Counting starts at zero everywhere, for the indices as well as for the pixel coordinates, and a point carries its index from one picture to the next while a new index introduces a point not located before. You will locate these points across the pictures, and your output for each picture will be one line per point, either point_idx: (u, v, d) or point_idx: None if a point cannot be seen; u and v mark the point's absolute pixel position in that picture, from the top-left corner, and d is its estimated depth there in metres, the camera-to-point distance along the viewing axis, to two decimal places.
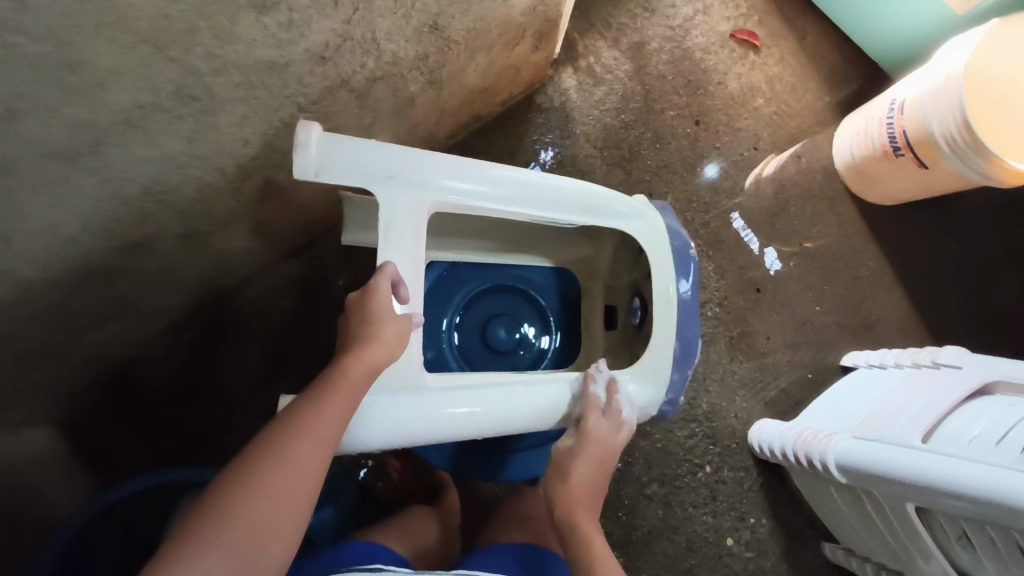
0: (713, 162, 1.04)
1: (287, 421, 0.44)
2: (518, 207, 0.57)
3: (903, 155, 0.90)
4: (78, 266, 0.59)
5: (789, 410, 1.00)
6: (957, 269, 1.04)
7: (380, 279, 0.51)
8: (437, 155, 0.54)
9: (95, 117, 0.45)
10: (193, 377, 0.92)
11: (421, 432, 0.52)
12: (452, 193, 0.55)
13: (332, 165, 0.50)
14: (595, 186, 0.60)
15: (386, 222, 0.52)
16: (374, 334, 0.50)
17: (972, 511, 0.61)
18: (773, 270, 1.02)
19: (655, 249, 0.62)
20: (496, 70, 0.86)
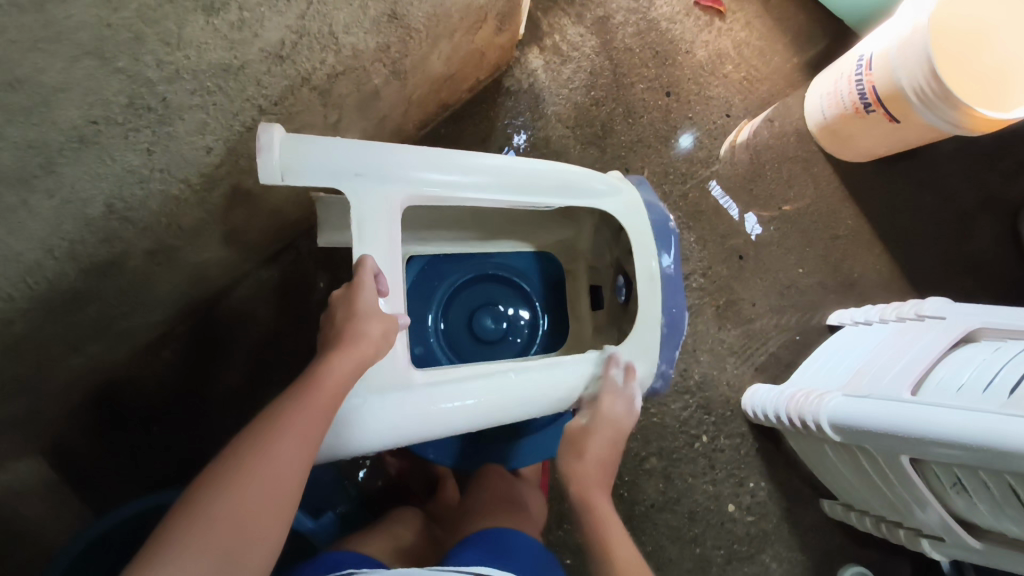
0: (687, 133, 1.03)
1: (272, 422, 0.44)
2: (494, 194, 0.56)
3: (875, 111, 0.90)
4: (47, 292, 0.58)
5: (779, 374, 1.00)
6: (934, 220, 1.05)
7: (363, 276, 0.50)
8: (406, 147, 0.53)
9: (45, 136, 0.43)
10: (179, 392, 0.92)
11: (414, 429, 0.51)
12: (424, 185, 0.54)
13: (297, 166, 0.49)
14: (570, 166, 0.59)
15: (359, 220, 0.51)
16: (358, 331, 0.49)
17: (962, 458, 0.61)
18: (753, 235, 1.02)
19: (635, 225, 0.61)
20: (460, 56, 0.84)
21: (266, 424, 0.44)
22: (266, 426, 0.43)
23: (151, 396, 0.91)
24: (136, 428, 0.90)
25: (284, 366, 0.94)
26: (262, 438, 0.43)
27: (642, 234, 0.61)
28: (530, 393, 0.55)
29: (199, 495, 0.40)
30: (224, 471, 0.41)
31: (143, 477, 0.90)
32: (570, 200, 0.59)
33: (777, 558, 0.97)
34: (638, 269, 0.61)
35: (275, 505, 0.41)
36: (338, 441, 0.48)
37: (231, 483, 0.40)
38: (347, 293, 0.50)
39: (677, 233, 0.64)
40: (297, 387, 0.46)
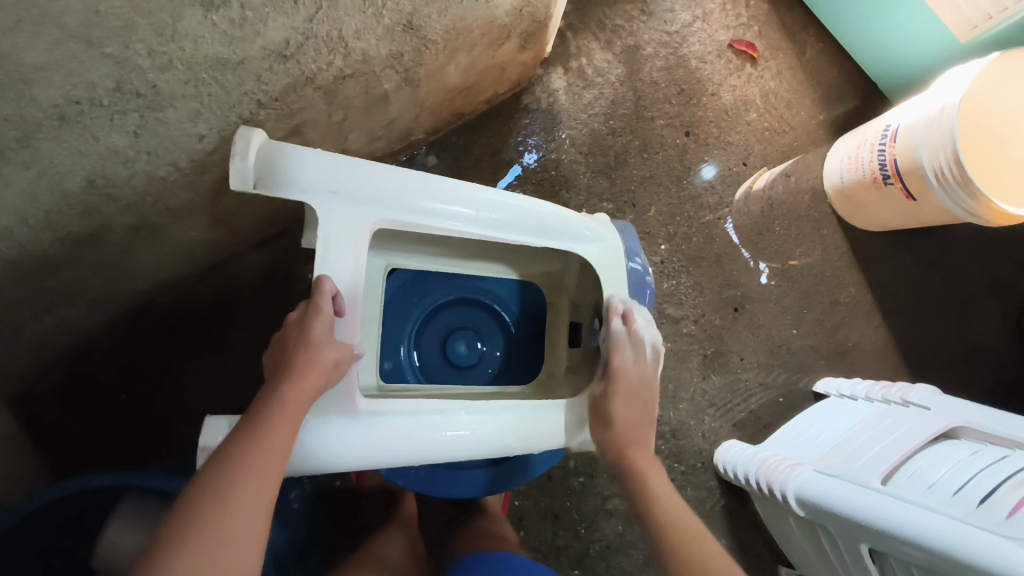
0: (710, 163, 1.02)
1: (225, 466, 0.41)
2: (474, 228, 0.56)
3: (892, 184, 0.87)
4: (17, 257, 0.57)
5: (757, 433, 0.98)
6: (938, 300, 1.03)
7: (319, 299, 0.49)
8: (389, 169, 0.52)
9: (23, 111, 0.42)
10: (150, 363, 0.91)
11: (352, 459, 0.50)
12: (402, 211, 0.53)
13: (272, 175, 0.48)
14: (557, 209, 0.59)
15: (326, 239, 0.50)
16: (311, 359, 0.48)
17: (919, 559, 0.59)
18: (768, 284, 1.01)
19: (609, 276, 0.62)
20: (480, 69, 0.83)
21: (219, 470, 0.41)
22: (221, 471, 0.41)
23: (122, 363, 0.90)
24: (105, 392, 0.89)
25: (259, 352, 0.93)
26: (218, 486, 0.41)
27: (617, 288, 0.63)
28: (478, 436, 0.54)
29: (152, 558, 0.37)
30: (179, 527, 0.38)
31: (104, 443, 0.89)
32: (550, 243, 0.60)
33: None
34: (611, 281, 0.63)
35: (239, 556, 0.39)
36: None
37: (189, 540, 0.38)
38: (303, 316, 0.49)
39: (651, 288, 0.66)
40: (247, 424, 0.44)
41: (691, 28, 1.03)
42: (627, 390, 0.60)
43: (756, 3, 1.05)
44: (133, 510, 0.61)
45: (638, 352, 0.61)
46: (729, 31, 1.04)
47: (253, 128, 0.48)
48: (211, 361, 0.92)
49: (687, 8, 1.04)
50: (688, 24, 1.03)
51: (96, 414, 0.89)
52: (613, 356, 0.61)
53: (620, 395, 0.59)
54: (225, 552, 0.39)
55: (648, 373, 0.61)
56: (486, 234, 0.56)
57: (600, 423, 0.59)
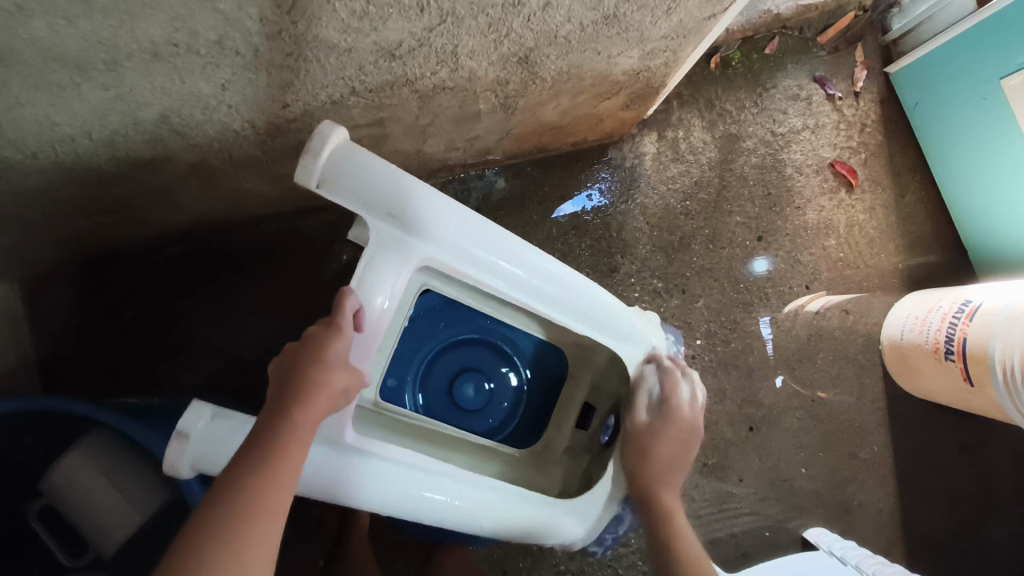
0: (765, 258, 0.98)
1: (231, 512, 0.39)
2: (520, 293, 0.53)
3: (953, 362, 0.83)
4: (70, 162, 0.56)
5: (731, 558, 0.94)
6: (959, 489, 0.97)
7: (340, 318, 0.47)
8: (456, 210, 0.50)
9: (118, 39, 0.41)
10: (168, 289, 0.89)
11: (321, 491, 0.48)
12: (454, 256, 0.50)
13: (337, 180, 0.46)
14: (610, 300, 0.57)
15: (369, 260, 0.48)
16: (323, 381, 0.45)
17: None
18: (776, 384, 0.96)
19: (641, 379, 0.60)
20: (578, 114, 0.80)
21: (225, 513, 0.39)
22: (228, 514, 0.39)
23: (141, 278, 0.89)
24: (113, 300, 0.88)
25: (272, 316, 0.90)
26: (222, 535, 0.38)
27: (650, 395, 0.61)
28: (453, 503, 0.52)
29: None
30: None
31: (93, 348, 0.87)
32: (590, 330, 0.57)
33: None
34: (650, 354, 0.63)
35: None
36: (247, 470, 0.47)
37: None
38: (323, 332, 0.46)
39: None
40: (249, 454, 0.42)
41: (798, 135, 1.00)
42: (674, 435, 0.59)
43: (871, 131, 1.01)
44: (101, 443, 0.61)
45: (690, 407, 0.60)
46: (835, 150, 1.00)
47: (336, 126, 0.46)
48: (221, 306, 0.90)
49: (801, 115, 1.00)
50: (796, 130, 1.00)
51: (96, 318, 0.88)
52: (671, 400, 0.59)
53: (663, 436, 0.58)
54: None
55: (697, 423, 0.60)
56: (530, 302, 0.54)
57: (639, 456, 0.58)
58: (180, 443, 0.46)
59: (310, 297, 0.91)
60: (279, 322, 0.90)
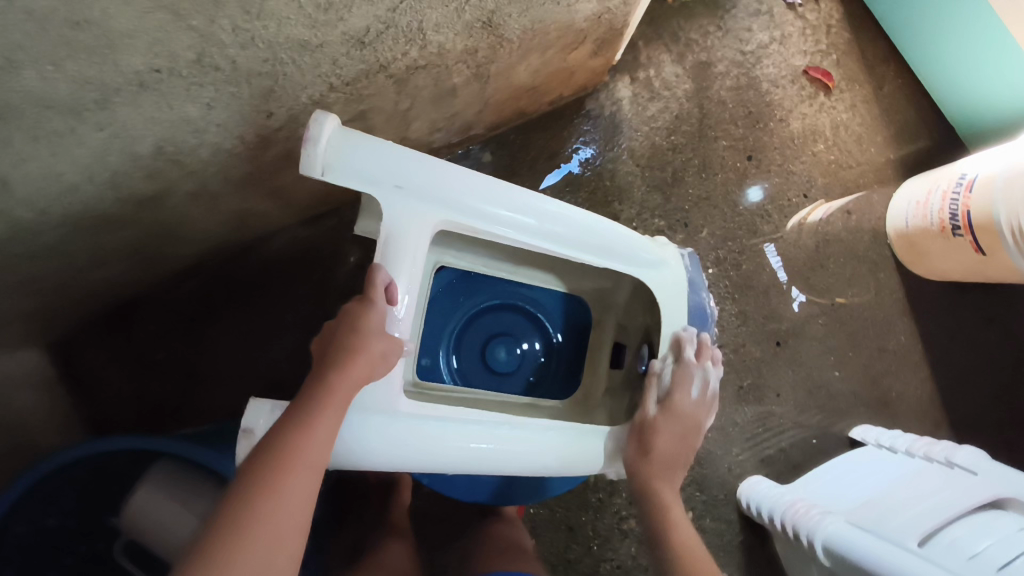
0: (759, 186, 0.98)
1: (264, 465, 0.41)
2: (536, 238, 0.55)
3: (962, 236, 0.84)
4: (77, 212, 0.57)
5: (785, 472, 0.96)
6: (991, 361, 0.98)
7: (373, 291, 0.49)
8: (457, 171, 0.52)
9: (104, 75, 0.42)
10: (191, 322, 0.91)
11: (368, 459, 0.50)
12: (465, 215, 0.52)
13: (340, 165, 0.48)
14: (625, 230, 0.59)
15: (388, 236, 0.50)
16: (363, 347, 0.47)
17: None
18: (796, 303, 0.97)
19: (674, 306, 0.61)
20: (549, 71, 0.81)
21: (259, 468, 0.41)
22: (270, 465, 0.41)
23: (162, 319, 0.91)
24: (140, 346, 0.90)
25: (296, 326, 0.92)
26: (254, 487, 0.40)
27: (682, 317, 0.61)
28: (500, 449, 0.54)
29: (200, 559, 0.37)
30: (233, 526, 0.38)
31: (131, 395, 0.90)
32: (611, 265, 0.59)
33: None
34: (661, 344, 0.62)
35: (293, 551, 0.40)
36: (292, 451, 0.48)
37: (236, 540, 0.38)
38: (359, 306, 0.49)
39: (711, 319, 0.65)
40: (289, 417, 0.44)
41: (768, 49, 1.00)
42: (677, 427, 0.59)
43: (837, 31, 1.02)
44: (167, 472, 0.63)
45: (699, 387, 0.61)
46: (806, 57, 1.01)
47: (327, 114, 0.48)
48: (245, 329, 0.92)
49: (765, 29, 1.01)
50: (764, 45, 1.00)
51: (128, 366, 0.90)
52: (674, 393, 0.60)
53: (666, 426, 0.59)
54: (279, 551, 0.39)
55: (699, 417, 0.61)
56: (546, 246, 0.56)
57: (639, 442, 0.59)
58: (247, 438, 0.49)
59: (329, 304, 0.93)
60: (304, 332, 0.92)
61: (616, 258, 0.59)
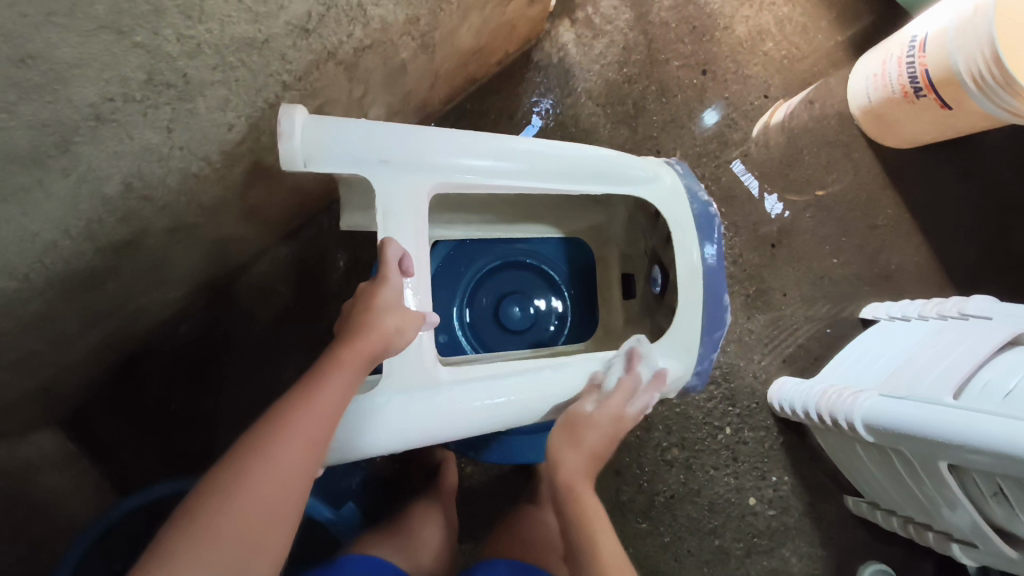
0: (712, 111, 0.99)
1: (275, 420, 0.46)
2: (519, 179, 0.59)
3: (925, 96, 0.85)
4: (63, 273, 0.56)
5: (808, 366, 0.97)
6: (978, 212, 1.00)
7: (387, 267, 0.54)
8: (433, 134, 0.57)
9: (59, 115, 0.41)
10: (198, 365, 0.90)
11: (413, 433, 0.54)
12: (449, 172, 0.57)
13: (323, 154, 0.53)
14: (601, 151, 0.61)
15: (385, 207, 0.55)
16: (373, 322, 0.52)
17: (991, 465, 0.60)
18: (773, 216, 0.98)
19: (674, 215, 0.62)
20: (491, 28, 0.81)
21: (270, 422, 0.46)
22: (272, 430, 0.45)
23: (168, 369, 0.90)
24: (153, 402, 0.89)
25: (305, 342, 0.92)
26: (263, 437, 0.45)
27: (684, 222, 0.62)
28: (533, 396, 0.58)
29: (200, 508, 0.41)
30: (229, 481, 0.42)
31: (156, 452, 0.89)
32: (600, 187, 0.62)
33: (797, 552, 0.95)
34: (681, 263, 0.62)
35: (282, 514, 0.43)
36: (345, 445, 0.51)
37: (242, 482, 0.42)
38: (372, 284, 0.54)
39: (721, 224, 0.64)
40: (304, 382, 0.49)
41: None
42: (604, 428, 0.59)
43: None
44: None
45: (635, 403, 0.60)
46: None
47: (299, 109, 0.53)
48: (252, 359, 0.91)
49: None
50: None
51: (146, 424, 0.89)
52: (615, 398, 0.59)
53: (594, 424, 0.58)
54: (266, 509, 0.42)
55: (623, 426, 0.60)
56: (532, 184, 0.60)
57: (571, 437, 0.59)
58: None
59: (330, 313, 0.92)
60: (314, 346, 0.92)
61: (599, 180, 0.61)
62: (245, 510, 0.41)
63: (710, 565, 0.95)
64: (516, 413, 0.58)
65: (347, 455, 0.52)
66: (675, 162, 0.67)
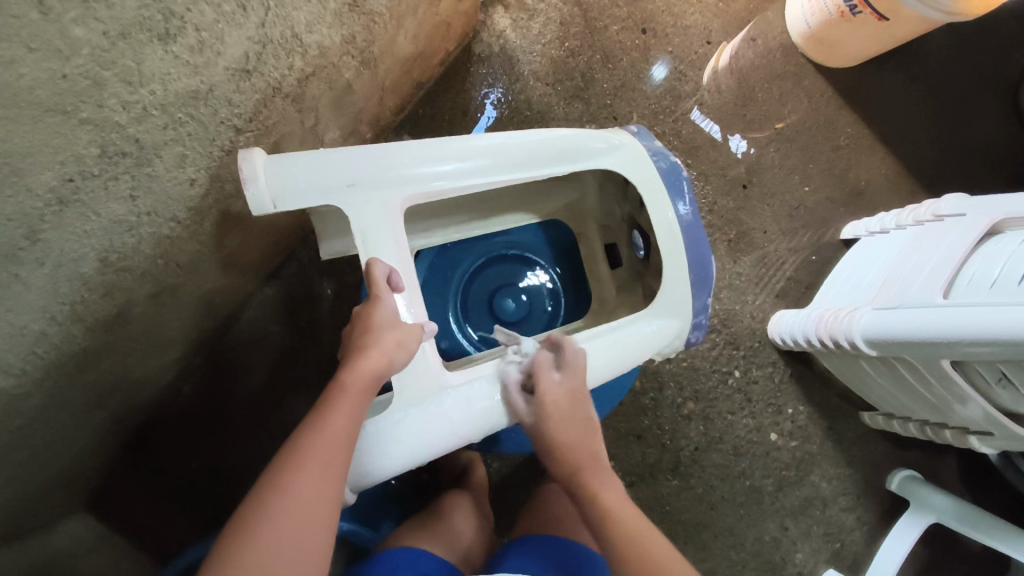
0: (661, 62, 0.99)
1: (293, 447, 0.47)
2: (486, 175, 0.60)
3: (861, 13, 0.86)
4: (59, 359, 0.56)
5: (802, 296, 0.99)
6: (934, 112, 1.02)
7: (376, 287, 0.54)
8: (392, 149, 0.57)
9: (23, 207, 0.41)
10: (208, 420, 0.91)
11: (437, 440, 0.55)
12: (420, 182, 0.58)
13: (290, 191, 0.54)
14: (563, 131, 0.62)
15: (361, 230, 0.56)
16: (372, 342, 0.52)
17: (991, 353, 0.61)
18: (740, 154, 1.00)
19: (642, 178, 0.64)
20: (428, 30, 0.81)
21: (287, 450, 0.47)
22: (290, 460, 0.46)
23: (181, 430, 0.90)
24: (171, 466, 0.89)
25: (308, 376, 0.92)
26: (283, 463, 0.46)
27: (655, 183, 0.63)
28: (542, 381, 0.59)
29: (226, 548, 0.42)
30: (250, 516, 0.43)
31: (185, 514, 0.89)
32: (567, 166, 0.63)
33: (826, 476, 0.97)
34: (658, 223, 0.63)
35: (308, 541, 0.43)
36: (376, 464, 0.53)
37: (266, 507, 0.43)
38: (366, 306, 0.55)
39: (688, 179, 0.65)
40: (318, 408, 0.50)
41: None
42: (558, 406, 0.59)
43: None
44: None
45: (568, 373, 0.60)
46: None
47: (253, 151, 0.53)
48: (262, 404, 0.91)
49: None
50: None
51: (171, 489, 0.89)
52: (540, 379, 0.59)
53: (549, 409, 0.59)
54: (289, 539, 0.43)
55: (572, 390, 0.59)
56: (500, 178, 0.60)
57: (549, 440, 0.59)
58: None
59: (327, 342, 0.92)
60: (318, 377, 0.92)
61: (566, 159, 0.62)
62: (273, 536, 0.42)
63: (747, 506, 0.97)
64: (535, 397, 0.59)
65: (384, 471, 0.53)
66: (632, 126, 0.68)
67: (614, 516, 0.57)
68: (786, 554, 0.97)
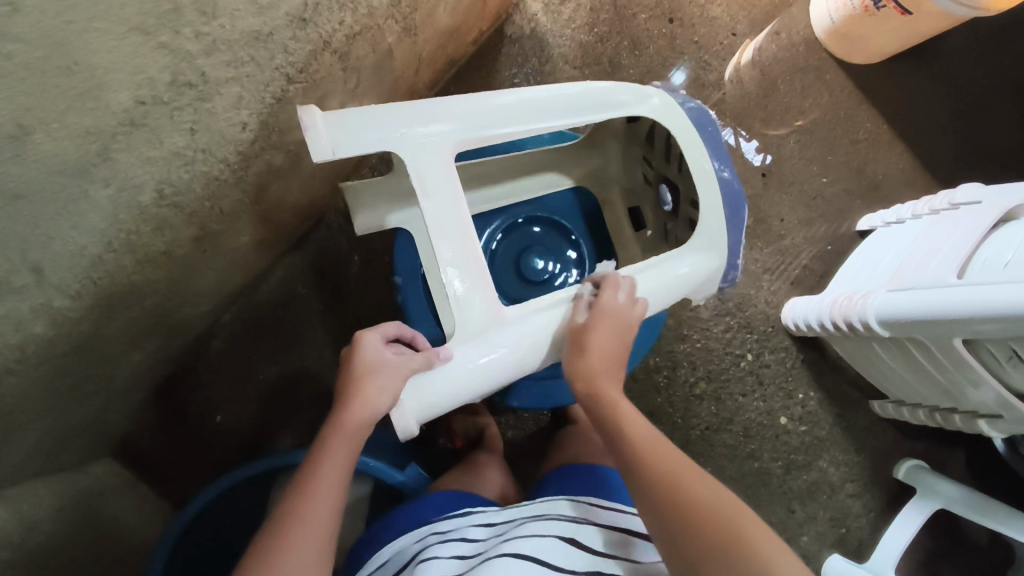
0: (679, 69, 1.02)
1: (286, 505, 0.52)
2: (526, 124, 0.63)
3: (884, 7, 0.88)
4: (109, 288, 0.59)
5: (815, 284, 1.01)
6: (952, 110, 1.04)
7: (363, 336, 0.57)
8: (439, 100, 0.60)
9: (99, 122, 0.44)
10: (234, 376, 0.93)
11: (495, 369, 0.58)
12: (468, 127, 0.61)
13: (348, 138, 0.56)
14: (591, 83, 0.66)
15: (415, 174, 0.59)
16: (355, 391, 0.55)
17: (1001, 329, 0.63)
18: (755, 165, 1.02)
19: (672, 123, 0.67)
20: (465, 6, 0.84)
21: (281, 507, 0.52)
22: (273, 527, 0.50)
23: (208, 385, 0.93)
24: (197, 419, 0.92)
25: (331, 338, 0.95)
26: (275, 523, 0.51)
27: (689, 128, 0.67)
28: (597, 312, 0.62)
29: None
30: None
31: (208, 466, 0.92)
32: (599, 116, 0.66)
33: (835, 461, 0.99)
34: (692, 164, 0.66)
35: None
36: (437, 393, 0.56)
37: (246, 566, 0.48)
38: (354, 351, 0.57)
39: (715, 121, 0.70)
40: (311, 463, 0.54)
41: None
42: (608, 325, 0.60)
43: None
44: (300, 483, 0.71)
45: (626, 296, 0.62)
46: None
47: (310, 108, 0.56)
48: (285, 363, 0.94)
49: None
50: None
51: (195, 441, 0.92)
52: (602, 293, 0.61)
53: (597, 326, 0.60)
54: None
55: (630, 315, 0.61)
56: (540, 126, 0.63)
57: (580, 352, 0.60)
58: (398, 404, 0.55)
59: (352, 307, 0.95)
60: (341, 340, 0.95)
61: (600, 108, 0.65)
62: None
63: (755, 487, 0.98)
64: None
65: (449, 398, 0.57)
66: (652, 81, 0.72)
67: (629, 430, 0.57)
68: (793, 537, 0.98)
